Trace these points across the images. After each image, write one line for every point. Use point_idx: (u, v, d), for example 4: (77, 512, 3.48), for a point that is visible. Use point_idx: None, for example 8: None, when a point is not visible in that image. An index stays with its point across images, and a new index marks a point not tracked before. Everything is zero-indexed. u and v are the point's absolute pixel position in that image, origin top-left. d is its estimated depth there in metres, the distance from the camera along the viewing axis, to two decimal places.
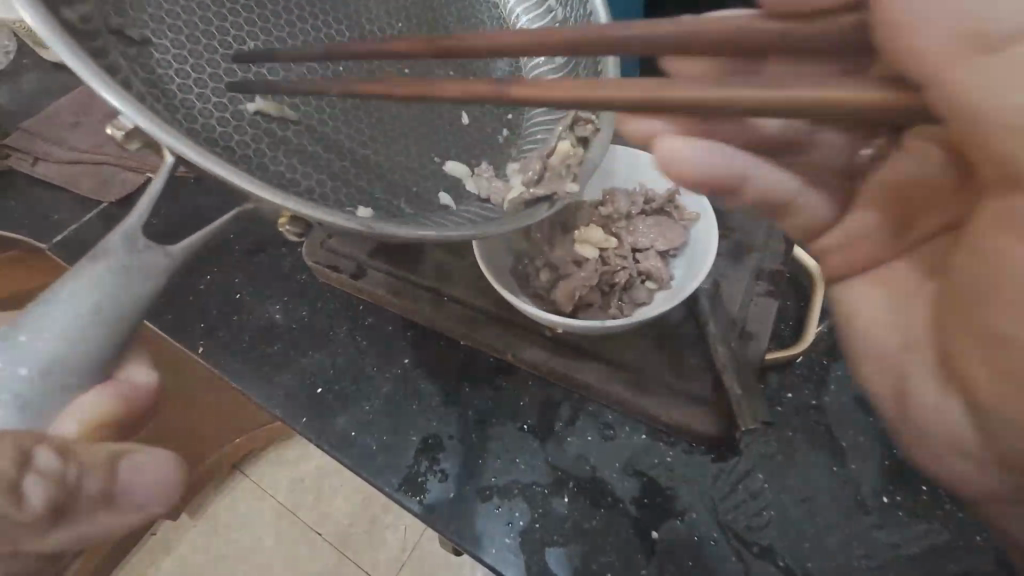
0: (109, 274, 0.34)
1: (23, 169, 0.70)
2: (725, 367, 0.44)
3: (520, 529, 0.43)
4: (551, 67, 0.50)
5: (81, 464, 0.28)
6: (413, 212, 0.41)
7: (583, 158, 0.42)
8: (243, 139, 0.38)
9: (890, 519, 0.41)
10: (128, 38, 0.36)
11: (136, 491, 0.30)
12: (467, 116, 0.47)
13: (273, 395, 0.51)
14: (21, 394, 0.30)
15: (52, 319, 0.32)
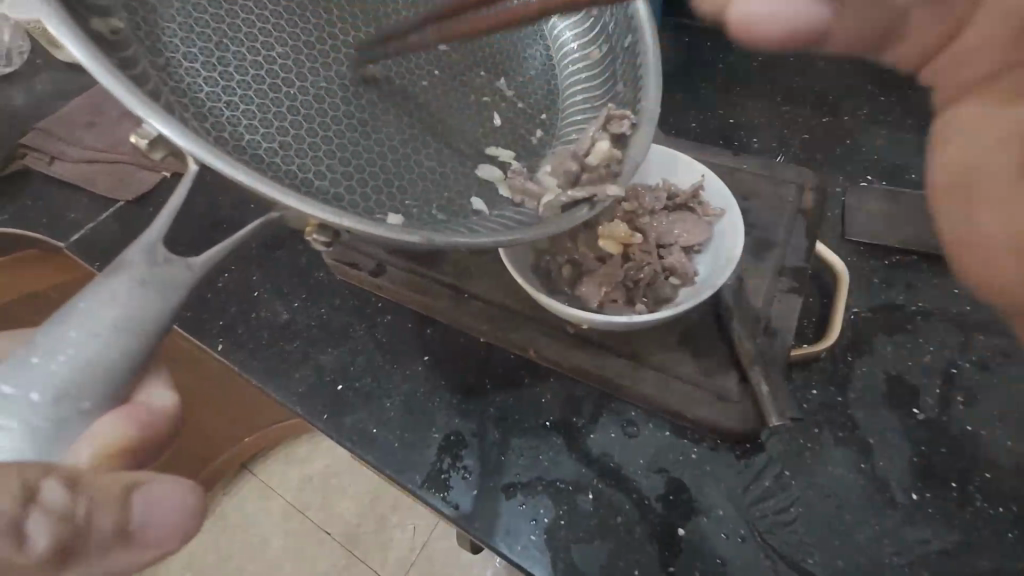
0: (128, 289, 0.30)
1: (38, 168, 0.70)
2: (750, 362, 0.44)
3: (545, 526, 0.42)
4: (585, 64, 0.49)
5: (90, 499, 0.25)
6: (444, 218, 0.41)
7: (621, 159, 0.44)
8: (273, 149, 0.37)
9: (919, 516, 0.41)
10: (154, 47, 0.35)
11: (150, 527, 0.27)
12: (498, 117, 0.47)
13: (294, 393, 0.51)
14: (31, 424, 0.27)
15: (66, 337, 0.29)
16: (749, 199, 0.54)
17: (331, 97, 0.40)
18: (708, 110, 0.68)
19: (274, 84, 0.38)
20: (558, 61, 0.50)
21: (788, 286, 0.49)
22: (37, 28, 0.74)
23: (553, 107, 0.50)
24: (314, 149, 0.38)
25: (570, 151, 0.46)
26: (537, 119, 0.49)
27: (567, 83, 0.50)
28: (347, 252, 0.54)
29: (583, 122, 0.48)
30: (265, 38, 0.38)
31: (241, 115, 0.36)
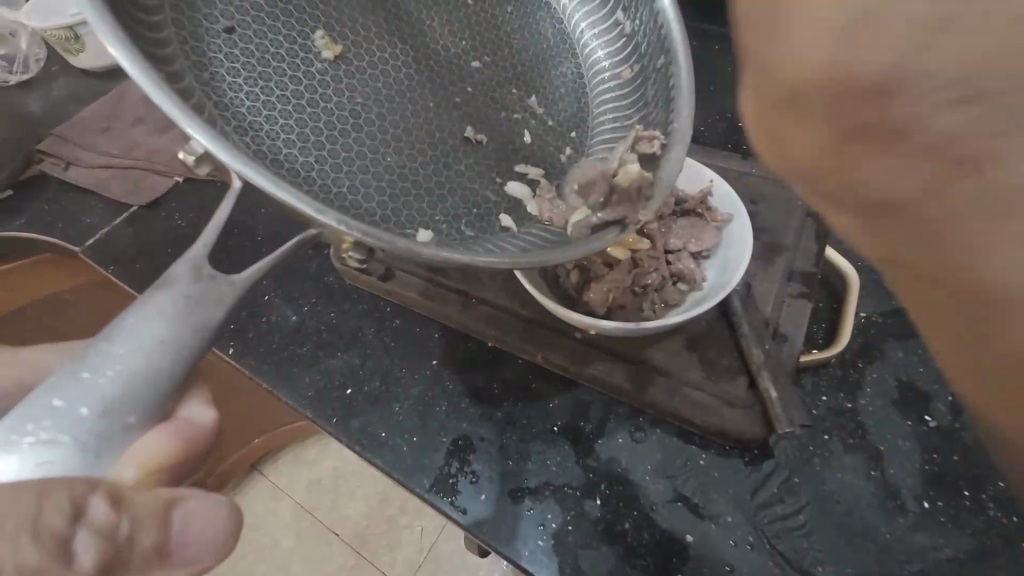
0: (176, 305, 0.29)
1: (55, 173, 0.71)
2: (760, 368, 0.44)
3: (553, 531, 0.42)
4: (616, 84, 0.48)
5: (134, 517, 0.27)
6: (474, 233, 0.42)
7: (653, 180, 0.40)
8: (308, 163, 0.37)
9: (931, 524, 0.41)
10: (199, 62, 0.36)
11: (189, 545, 0.28)
12: (529, 134, 0.48)
13: (304, 396, 0.51)
14: (80, 440, 0.26)
15: (117, 350, 0.28)
16: (758, 203, 0.54)
17: (365, 111, 0.40)
18: (717, 113, 0.68)
19: (311, 99, 0.38)
20: (589, 80, 0.50)
21: (797, 291, 0.49)
22: (54, 35, 0.76)
23: (582, 125, 0.49)
24: (347, 164, 0.38)
25: (600, 170, 0.42)
26: (567, 137, 0.49)
27: (597, 102, 0.49)
28: None
29: (611, 141, 0.47)
30: (303, 55, 0.39)
31: (279, 130, 0.37)
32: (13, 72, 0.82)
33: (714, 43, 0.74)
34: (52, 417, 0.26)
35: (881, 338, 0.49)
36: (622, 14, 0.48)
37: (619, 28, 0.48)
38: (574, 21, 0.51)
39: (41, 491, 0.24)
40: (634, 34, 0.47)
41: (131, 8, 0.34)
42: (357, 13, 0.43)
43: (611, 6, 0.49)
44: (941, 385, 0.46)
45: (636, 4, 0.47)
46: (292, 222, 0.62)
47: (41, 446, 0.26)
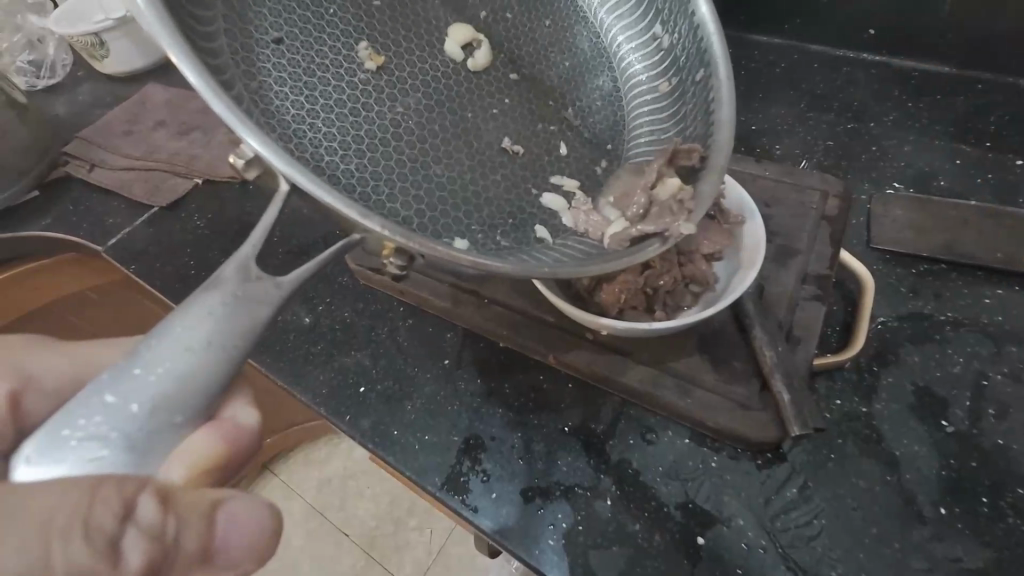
0: (221, 306, 0.29)
1: (79, 175, 0.73)
2: (771, 370, 0.44)
3: (564, 530, 0.43)
4: (654, 97, 0.50)
5: (180, 515, 0.26)
6: (509, 245, 0.42)
7: (695, 192, 0.42)
8: (349, 170, 0.38)
9: (949, 532, 0.40)
10: (249, 72, 0.36)
11: (232, 546, 0.28)
12: (565, 145, 0.48)
13: (318, 393, 0.52)
14: (129, 435, 0.27)
15: (167, 349, 0.28)
16: (771, 206, 0.54)
17: (405, 120, 0.41)
18: None
19: (353, 109, 0.39)
20: (626, 92, 0.51)
21: (811, 294, 0.49)
22: (80, 41, 0.79)
23: (619, 136, 0.50)
24: (387, 172, 0.39)
25: (638, 182, 0.44)
26: (604, 149, 0.49)
27: (635, 115, 0.50)
28: (369, 257, 0.56)
29: (650, 152, 0.48)
30: (346, 65, 0.40)
31: (322, 137, 0.37)
32: (40, 76, 0.85)
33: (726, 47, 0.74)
34: (105, 412, 0.27)
35: (897, 341, 0.48)
36: (661, 27, 0.50)
37: (658, 42, 0.50)
38: (611, 33, 0.52)
39: (93, 486, 0.24)
40: (672, 47, 0.49)
41: (187, 18, 0.34)
42: (399, 26, 0.44)
43: (649, 19, 0.50)
44: (959, 391, 0.45)
45: (675, 18, 0.48)
46: (307, 222, 0.63)
47: (93, 441, 0.27)
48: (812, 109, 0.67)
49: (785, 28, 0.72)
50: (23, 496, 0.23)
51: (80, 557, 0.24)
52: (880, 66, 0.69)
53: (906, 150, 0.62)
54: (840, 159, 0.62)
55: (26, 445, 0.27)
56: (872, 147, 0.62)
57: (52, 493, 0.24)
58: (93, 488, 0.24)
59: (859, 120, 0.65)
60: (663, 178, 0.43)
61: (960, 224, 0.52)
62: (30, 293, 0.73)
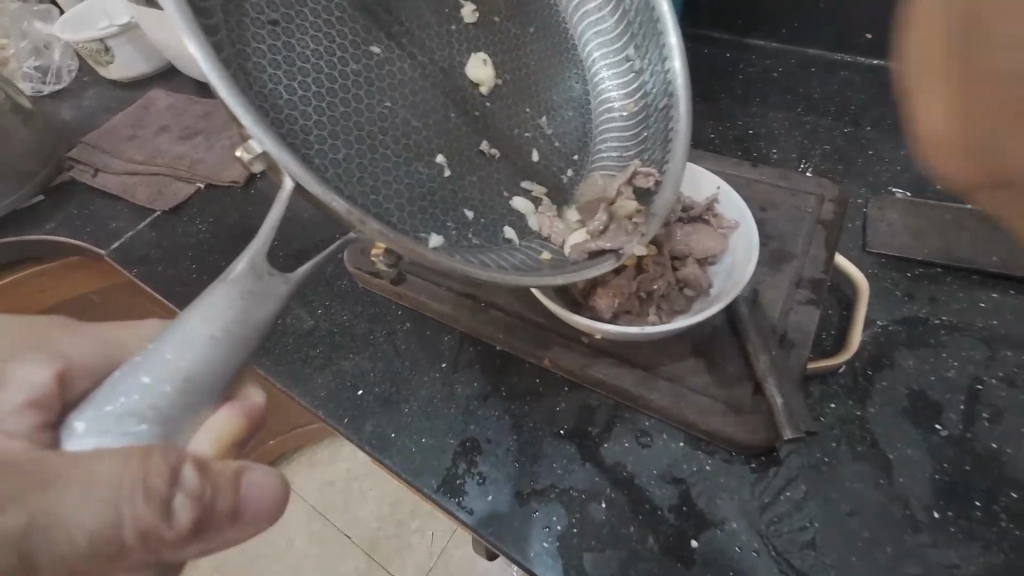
0: (236, 297, 0.30)
1: (83, 179, 0.74)
2: (765, 374, 0.44)
3: (558, 533, 0.43)
4: (622, 116, 0.52)
5: (214, 482, 0.28)
6: (479, 244, 0.44)
7: (647, 215, 0.46)
8: (334, 160, 0.37)
9: (943, 536, 0.40)
10: (243, 52, 0.35)
11: (252, 510, 0.30)
12: (537, 152, 0.49)
13: (317, 396, 0.53)
14: (163, 413, 0.28)
15: (194, 335, 0.29)
16: (767, 210, 0.54)
17: (393, 116, 0.42)
18: (727, 121, 0.68)
19: (344, 100, 0.39)
20: (596, 107, 0.53)
21: (806, 298, 0.49)
22: (86, 47, 0.80)
23: (584, 148, 0.52)
24: (368, 165, 0.39)
25: (597, 198, 0.47)
26: (569, 158, 0.51)
27: (601, 129, 0.53)
28: (367, 260, 0.57)
29: (614, 169, 0.51)
30: (343, 55, 0.40)
31: (315, 124, 0.37)
32: (46, 82, 0.86)
33: (724, 51, 0.75)
34: (141, 391, 0.27)
35: (892, 345, 0.48)
36: (634, 51, 0.51)
37: (630, 63, 0.52)
38: (586, 47, 0.53)
39: (146, 454, 0.26)
40: (642, 72, 0.51)
41: None
42: (391, 18, 0.44)
43: (624, 40, 0.52)
44: (952, 394, 0.45)
45: (649, 45, 0.50)
46: (308, 225, 0.64)
47: (132, 416, 0.27)
48: (808, 113, 0.67)
49: (783, 32, 0.72)
50: (88, 460, 0.25)
51: (142, 514, 0.26)
52: (877, 71, 0.69)
53: (903, 153, 0.62)
54: (837, 162, 0.62)
55: (75, 420, 0.28)
56: (868, 151, 0.63)
57: (112, 460, 0.25)
58: (145, 457, 0.26)
59: (856, 124, 0.65)
60: (626, 199, 0.46)
61: (955, 228, 0.53)
62: (38, 293, 0.73)
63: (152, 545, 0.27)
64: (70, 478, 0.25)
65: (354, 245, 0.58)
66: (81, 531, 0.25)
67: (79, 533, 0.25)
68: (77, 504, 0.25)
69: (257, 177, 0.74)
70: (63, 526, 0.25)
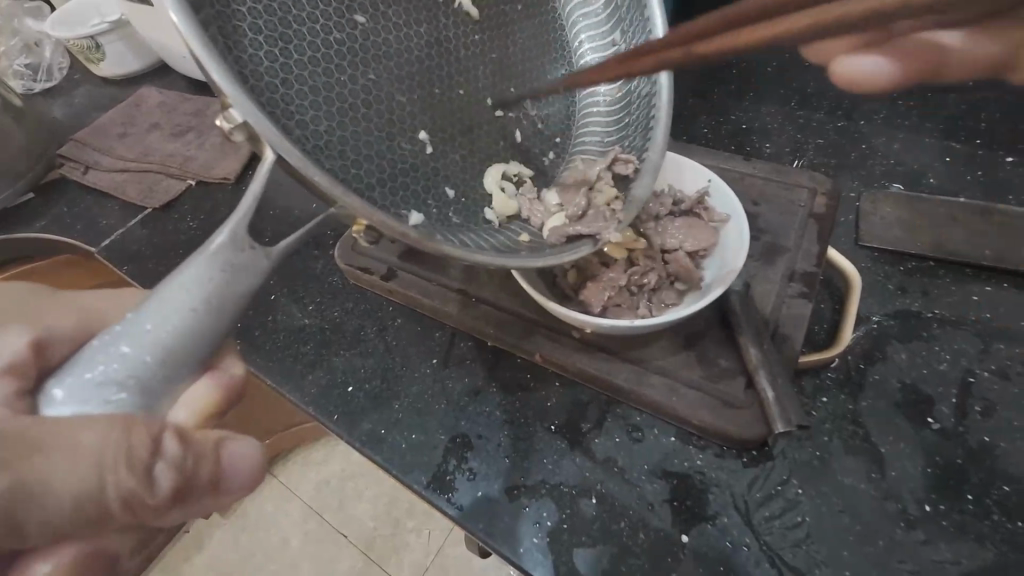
0: (216, 269, 0.30)
1: (73, 177, 0.74)
2: (755, 368, 0.44)
3: (548, 528, 0.42)
4: (605, 101, 0.52)
5: (194, 452, 0.28)
6: (460, 222, 0.44)
7: (625, 200, 0.47)
8: (315, 132, 0.37)
9: (935, 530, 0.40)
10: (223, 14, 0.34)
11: (232, 480, 0.30)
12: (520, 134, 0.49)
13: (308, 393, 0.52)
14: (144, 382, 0.27)
15: (173, 306, 0.28)
16: (759, 204, 0.54)
17: (376, 88, 0.41)
18: (720, 116, 0.68)
19: (327, 70, 0.38)
20: (580, 90, 0.53)
21: (798, 292, 0.49)
22: (76, 45, 0.79)
23: (568, 132, 0.52)
24: (348, 138, 0.39)
25: (579, 181, 0.48)
26: (551, 142, 0.51)
27: (585, 113, 0.53)
28: (355, 257, 0.58)
29: (595, 155, 0.51)
30: (327, 21, 0.39)
31: (297, 95, 0.36)
32: (37, 80, 0.86)
33: None
34: (121, 360, 0.27)
35: (884, 340, 0.48)
36: (620, 34, 0.51)
37: (615, 48, 0.51)
38: (574, 29, 0.52)
39: (128, 424, 0.26)
40: None
41: None
42: None
43: (611, 23, 0.51)
44: (945, 387, 0.45)
45: (634, 28, 0.50)
46: (299, 222, 0.64)
47: (112, 385, 0.27)
48: (802, 108, 0.67)
49: None
50: (72, 429, 0.25)
51: (126, 484, 0.26)
52: None
53: (896, 147, 0.62)
54: (830, 156, 0.62)
55: (54, 387, 0.27)
56: (862, 145, 0.62)
57: (94, 429, 0.25)
58: (126, 428, 0.26)
59: (849, 119, 0.65)
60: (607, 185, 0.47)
61: (948, 221, 0.52)
62: None
63: (138, 515, 0.27)
64: (54, 446, 0.24)
65: (343, 241, 0.59)
66: (66, 501, 0.25)
67: (65, 502, 0.25)
68: (61, 474, 0.24)
69: (248, 173, 0.74)
70: (50, 497, 0.24)
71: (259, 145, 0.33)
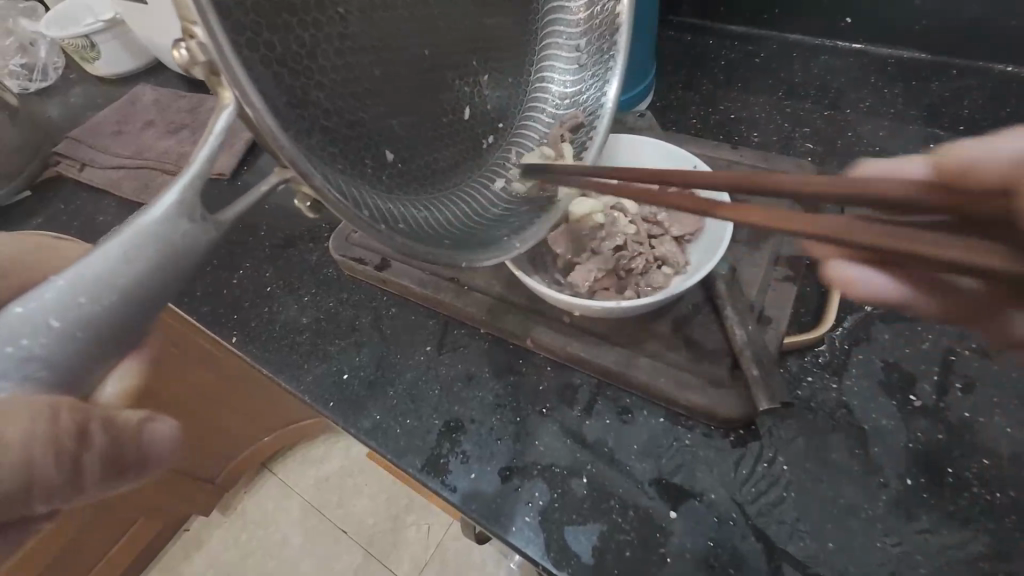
0: (159, 240, 0.27)
1: (70, 174, 0.75)
2: (741, 349, 0.45)
3: (540, 508, 0.43)
4: (552, 104, 0.56)
5: (113, 435, 0.30)
6: (390, 185, 0.44)
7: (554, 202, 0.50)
8: (287, 88, 0.36)
9: (914, 501, 0.40)
10: None
11: (150, 458, 0.32)
12: (470, 110, 0.50)
13: (303, 381, 0.53)
14: (61, 358, 0.25)
15: (109, 280, 0.26)
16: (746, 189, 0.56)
17: (350, 39, 0.40)
18: (710, 106, 0.69)
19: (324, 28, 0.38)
20: (533, 85, 0.55)
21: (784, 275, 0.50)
22: (71, 44, 0.80)
23: (512, 119, 0.54)
24: (323, 97, 0.39)
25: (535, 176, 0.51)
26: (493, 127, 0.52)
27: (529, 108, 0.55)
28: (354, 249, 0.59)
29: (529, 151, 0.54)
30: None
31: (269, 31, 0.35)
32: (32, 80, 0.87)
33: (705, 39, 0.76)
34: (48, 336, 0.25)
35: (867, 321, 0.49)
36: (586, 42, 0.54)
37: (579, 55, 0.55)
38: (546, 23, 0.55)
39: (53, 414, 0.26)
40: (586, 67, 0.55)
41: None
42: None
43: (583, 27, 0.54)
44: (927, 365, 0.46)
45: (601, 44, 0.54)
46: (296, 218, 0.66)
47: (34, 361, 0.25)
48: (789, 98, 0.68)
49: (763, 19, 0.73)
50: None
51: (51, 470, 0.27)
52: (858, 54, 0.69)
53: (880, 135, 0.62)
54: (817, 144, 0.63)
55: None
56: (847, 132, 0.63)
57: (18, 423, 0.25)
58: (52, 417, 0.26)
59: (835, 107, 0.66)
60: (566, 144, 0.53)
61: None
62: None
63: (63, 498, 0.28)
64: None
65: (337, 233, 0.60)
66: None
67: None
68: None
69: (242, 168, 0.74)
70: None
71: (218, 87, 0.31)
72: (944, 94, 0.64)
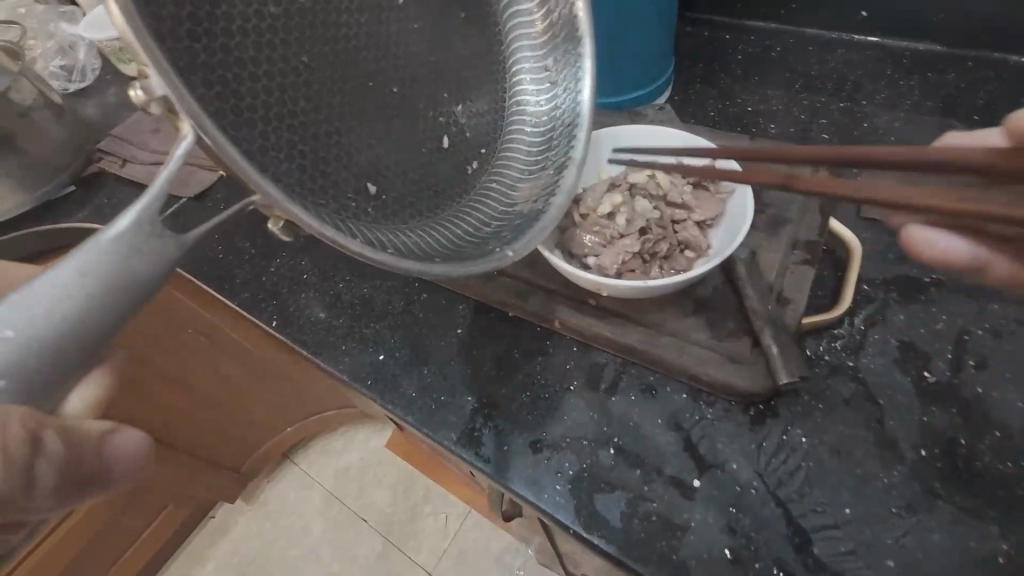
0: (114, 254, 0.28)
1: (112, 170, 0.79)
2: (761, 326, 0.47)
3: (570, 477, 0.46)
4: (530, 122, 0.53)
5: (74, 444, 0.28)
6: (376, 215, 0.45)
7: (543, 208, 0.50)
8: (261, 133, 0.38)
9: (927, 470, 0.42)
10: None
11: (115, 472, 0.29)
12: (447, 139, 0.50)
13: (341, 362, 0.57)
14: (26, 369, 0.25)
15: (55, 294, 0.26)
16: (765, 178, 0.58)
17: (318, 79, 0.42)
18: (728, 100, 0.71)
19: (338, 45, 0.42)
20: (506, 107, 0.53)
21: (801, 259, 0.52)
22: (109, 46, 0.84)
23: (494, 143, 0.53)
24: (327, 122, 0.43)
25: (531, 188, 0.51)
26: (476, 151, 0.52)
27: (508, 131, 0.53)
28: None
29: (516, 170, 0.52)
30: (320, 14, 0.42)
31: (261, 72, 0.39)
32: (72, 80, 0.90)
33: (721, 34, 0.78)
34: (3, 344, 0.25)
35: (884, 304, 0.51)
36: (553, 54, 0.52)
37: (547, 68, 0.52)
38: (509, 43, 0.52)
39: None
40: (557, 78, 0.52)
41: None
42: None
43: (546, 40, 0.52)
44: (941, 344, 0.48)
45: (567, 54, 0.51)
46: None
47: None
48: (806, 91, 0.70)
49: (781, 13, 0.75)
50: None
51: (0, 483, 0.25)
52: (874, 47, 0.71)
53: (897, 126, 0.64)
54: (833, 135, 0.65)
55: None
56: (863, 124, 0.65)
57: None
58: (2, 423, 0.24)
59: (852, 99, 0.67)
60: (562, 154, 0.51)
61: None
62: None
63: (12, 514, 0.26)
64: None
65: None
66: None
67: None
68: None
69: None
70: None
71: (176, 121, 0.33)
72: (961, 86, 0.65)
